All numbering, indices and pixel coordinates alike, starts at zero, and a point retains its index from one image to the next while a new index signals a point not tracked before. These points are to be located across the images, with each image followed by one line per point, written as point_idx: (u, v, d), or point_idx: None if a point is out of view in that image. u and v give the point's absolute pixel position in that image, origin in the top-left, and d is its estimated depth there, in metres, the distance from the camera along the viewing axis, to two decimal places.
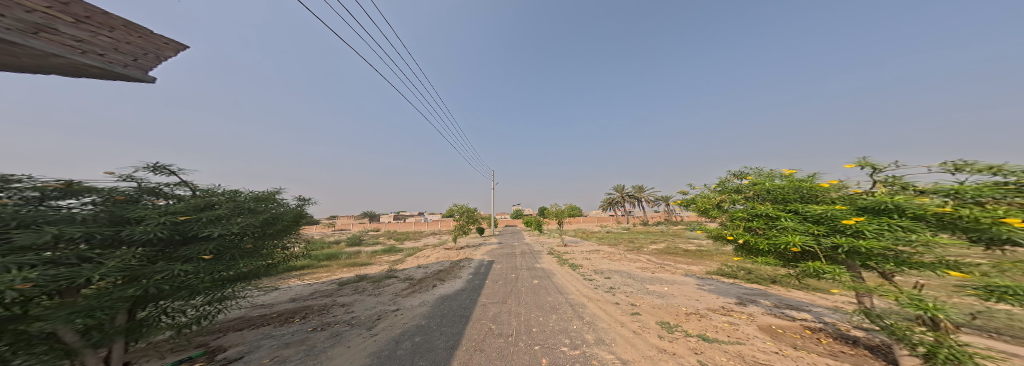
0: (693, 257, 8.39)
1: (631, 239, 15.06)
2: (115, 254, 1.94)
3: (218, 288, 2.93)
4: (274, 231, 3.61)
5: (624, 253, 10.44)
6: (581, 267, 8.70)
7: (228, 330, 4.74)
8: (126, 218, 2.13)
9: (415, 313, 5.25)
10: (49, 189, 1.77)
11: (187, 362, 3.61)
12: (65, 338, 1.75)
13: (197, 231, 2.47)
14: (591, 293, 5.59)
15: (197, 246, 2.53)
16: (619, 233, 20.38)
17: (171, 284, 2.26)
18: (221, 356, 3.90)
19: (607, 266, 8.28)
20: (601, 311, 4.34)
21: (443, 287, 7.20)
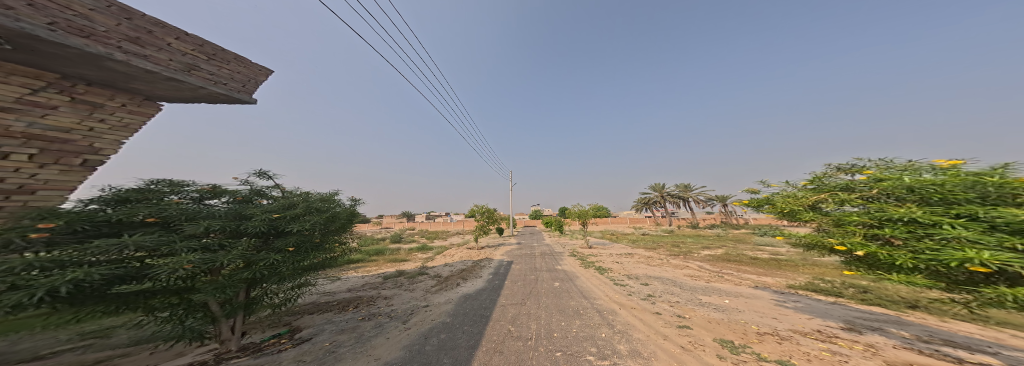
0: (767, 268, 7.14)
1: (672, 243, 13.59)
2: (239, 242, 2.68)
3: (298, 276, 3.51)
4: (336, 226, 4.15)
5: (667, 258, 9.49)
6: (612, 271, 8.19)
7: (304, 312, 5.60)
8: (243, 214, 2.87)
9: (440, 310, 5.52)
10: (201, 192, 2.76)
11: (275, 338, 4.39)
12: (213, 308, 2.93)
13: (285, 227, 3.09)
14: (623, 300, 5.21)
15: (286, 239, 3.16)
16: (657, 236, 18.59)
17: (269, 269, 2.88)
18: (297, 335, 4.59)
19: (645, 271, 7.62)
20: (637, 321, 4.00)
21: (464, 286, 7.43)
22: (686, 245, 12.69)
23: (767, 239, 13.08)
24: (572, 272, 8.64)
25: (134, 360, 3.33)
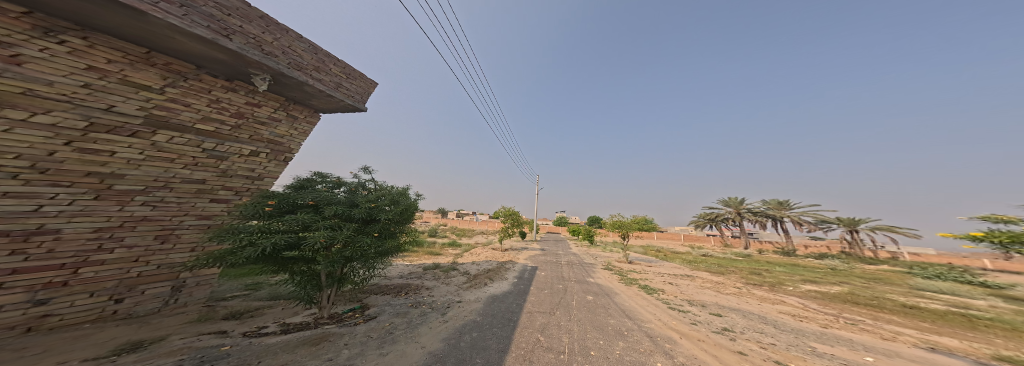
0: (946, 325, 5.02)
1: (751, 271, 11.18)
2: (347, 225, 3.54)
3: (374, 260, 4.23)
4: (406, 217, 4.75)
5: (742, 287, 7.87)
6: (659, 292, 7.26)
7: (371, 291, 6.53)
8: (353, 202, 3.89)
9: (471, 307, 5.69)
10: (333, 184, 3.99)
11: (352, 311, 5.23)
12: (321, 278, 3.79)
13: (376, 215, 3.92)
14: (685, 329, 4.55)
15: (374, 226, 3.97)
16: (725, 260, 15.47)
17: (361, 249, 3.63)
18: (367, 311, 5.38)
19: (714, 299, 6.56)
20: (709, 357, 3.41)
21: (492, 287, 7.48)
22: (772, 274, 10.35)
23: (930, 285, 9.41)
24: (606, 286, 8.01)
25: (273, 313, 4.42)
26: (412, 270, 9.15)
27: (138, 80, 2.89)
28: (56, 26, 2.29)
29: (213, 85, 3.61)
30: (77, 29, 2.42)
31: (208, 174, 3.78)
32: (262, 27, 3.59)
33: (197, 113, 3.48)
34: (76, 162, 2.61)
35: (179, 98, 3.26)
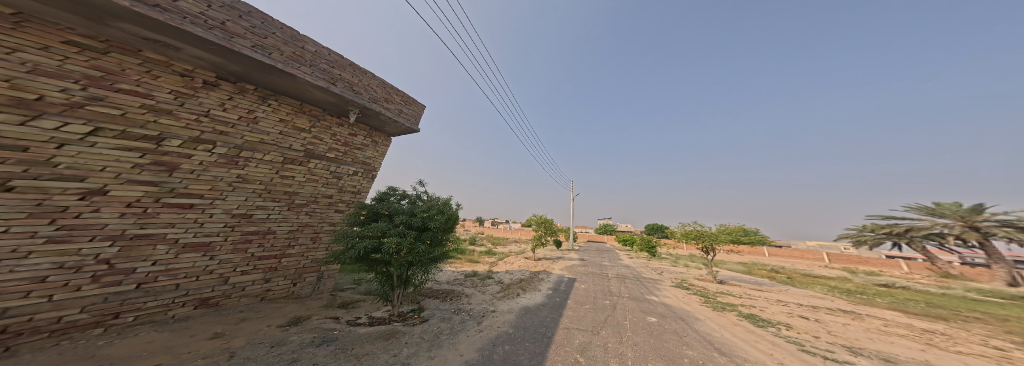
0: None
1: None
2: (408, 232, 5.24)
3: (427, 262, 5.76)
4: (451, 225, 6.10)
5: (1007, 349, 4.26)
6: (777, 326, 4.85)
7: (427, 294, 7.01)
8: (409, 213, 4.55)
9: (503, 319, 5.47)
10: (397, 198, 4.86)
11: (413, 312, 5.79)
12: None
13: (427, 223, 5.48)
14: None
15: (426, 233, 5.51)
16: (943, 299, 9.14)
17: None
18: (422, 313, 5.79)
19: (908, 353, 3.84)
20: None
21: (525, 298, 6.81)
22: None
23: None
24: (684, 309, 5.93)
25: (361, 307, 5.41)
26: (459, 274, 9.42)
27: (301, 126, 5.18)
28: (266, 94, 4.58)
29: (332, 122, 5.67)
30: (274, 95, 4.68)
31: (332, 191, 6.02)
32: (356, 74, 4.97)
33: (323, 143, 5.59)
34: (279, 184, 5.02)
35: (316, 134, 5.46)
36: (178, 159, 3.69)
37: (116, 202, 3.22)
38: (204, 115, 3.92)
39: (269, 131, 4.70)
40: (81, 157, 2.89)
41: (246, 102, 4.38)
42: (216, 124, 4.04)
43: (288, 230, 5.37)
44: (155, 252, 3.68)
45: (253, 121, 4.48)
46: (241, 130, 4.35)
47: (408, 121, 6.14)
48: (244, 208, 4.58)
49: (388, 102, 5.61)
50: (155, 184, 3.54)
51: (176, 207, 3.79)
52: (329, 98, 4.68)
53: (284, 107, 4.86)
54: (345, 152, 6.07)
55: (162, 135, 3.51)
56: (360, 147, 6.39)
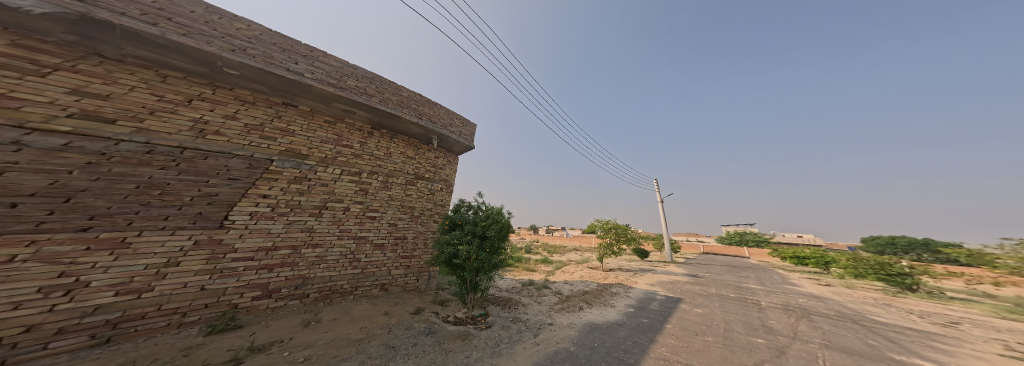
0: None
1: None
2: (474, 241, 5.24)
3: (491, 270, 5.57)
4: (507, 233, 5.76)
5: None
6: None
7: (496, 302, 6.74)
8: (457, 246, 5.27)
9: (564, 335, 5.39)
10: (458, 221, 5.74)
11: (484, 316, 5.73)
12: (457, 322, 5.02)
13: (485, 232, 5.35)
14: None
15: (487, 242, 5.36)
16: None
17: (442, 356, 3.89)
18: (488, 319, 5.56)
19: None
20: None
21: (590, 313, 6.95)
22: None
23: None
24: None
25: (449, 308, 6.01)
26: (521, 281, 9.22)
27: (410, 155, 6.89)
28: (396, 134, 6.63)
29: (428, 148, 7.42)
30: (400, 136, 6.71)
31: (429, 205, 7.23)
32: (430, 107, 6.70)
33: (422, 166, 7.15)
34: (407, 198, 6.68)
35: (419, 160, 7.13)
36: (367, 184, 5.84)
37: (351, 215, 5.51)
38: (374, 153, 6.09)
39: (398, 161, 6.55)
40: (338, 185, 5.34)
41: (388, 142, 6.46)
42: (378, 159, 6.13)
43: (414, 235, 6.76)
44: (367, 249, 5.78)
45: (389, 155, 6.36)
46: (388, 163, 6.33)
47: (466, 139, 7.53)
48: (393, 219, 6.31)
49: (452, 127, 7.17)
50: (362, 203, 5.73)
51: (366, 218, 5.76)
52: (420, 130, 6.35)
53: (400, 142, 6.66)
54: (434, 171, 7.48)
55: (361, 170, 5.77)
56: (441, 167, 7.78)
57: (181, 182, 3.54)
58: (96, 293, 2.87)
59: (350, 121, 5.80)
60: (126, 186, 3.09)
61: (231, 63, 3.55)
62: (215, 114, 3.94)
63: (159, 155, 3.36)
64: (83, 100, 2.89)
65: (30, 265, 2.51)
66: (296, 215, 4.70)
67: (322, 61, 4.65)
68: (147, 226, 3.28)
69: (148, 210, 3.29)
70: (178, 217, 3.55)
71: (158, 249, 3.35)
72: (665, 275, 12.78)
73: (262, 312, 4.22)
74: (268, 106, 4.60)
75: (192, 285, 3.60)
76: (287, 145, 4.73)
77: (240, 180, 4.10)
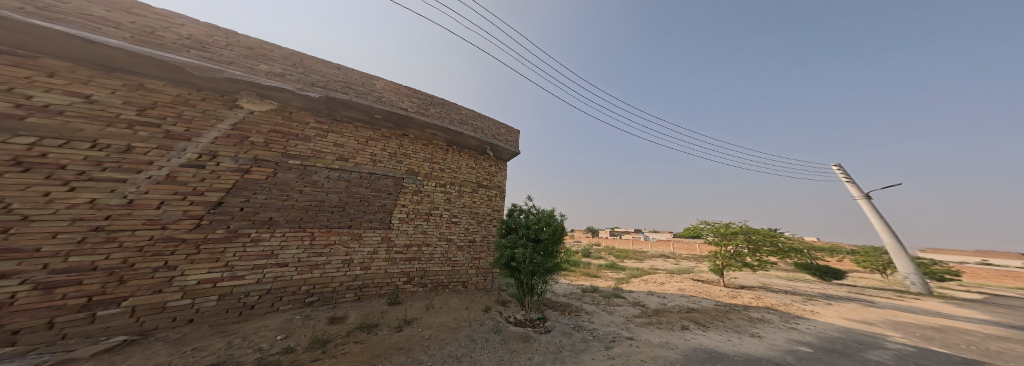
0: None
1: None
2: (529, 244, 4.87)
3: (548, 273, 5.20)
4: (561, 237, 5.36)
5: None
6: None
7: (556, 306, 6.09)
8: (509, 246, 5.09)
9: (653, 354, 4.08)
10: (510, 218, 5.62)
11: (538, 320, 5.02)
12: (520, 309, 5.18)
13: (538, 235, 5.04)
14: None
15: (541, 245, 5.01)
16: None
17: (510, 332, 4.09)
18: (546, 325, 4.99)
19: None
20: None
21: (700, 335, 4.97)
22: None
23: None
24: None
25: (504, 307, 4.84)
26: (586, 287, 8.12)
27: (472, 165, 5.81)
28: (461, 146, 5.74)
29: (489, 160, 6.21)
30: (467, 149, 5.81)
31: (490, 211, 5.87)
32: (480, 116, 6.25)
33: (484, 177, 6.03)
34: (475, 213, 5.53)
35: (482, 170, 5.97)
36: (447, 195, 5.16)
37: (441, 226, 4.92)
38: (444, 163, 5.36)
39: (463, 172, 5.58)
40: (432, 195, 4.98)
41: (455, 157, 5.57)
42: (447, 172, 5.32)
43: (484, 241, 5.57)
44: (456, 257, 5.06)
45: (459, 167, 5.49)
46: (456, 173, 5.47)
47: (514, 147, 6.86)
48: (468, 234, 5.28)
49: (503, 137, 6.42)
50: (448, 215, 5.10)
51: (449, 224, 5.06)
52: (475, 144, 5.72)
53: (464, 155, 5.72)
54: (494, 178, 6.13)
55: (443, 182, 5.20)
56: (495, 174, 6.28)
57: (375, 196, 4.29)
58: (363, 266, 4.04)
59: (422, 139, 5.19)
60: (357, 196, 4.17)
61: (348, 101, 4.10)
62: (372, 139, 4.61)
63: (368, 175, 4.36)
64: (338, 139, 4.31)
65: (336, 246, 3.82)
66: (416, 220, 4.63)
67: (409, 95, 5.14)
68: (371, 227, 4.19)
69: (365, 216, 4.16)
70: (379, 223, 4.29)
71: (371, 241, 4.14)
72: (901, 315, 6.67)
73: (440, 292, 4.74)
74: (378, 127, 4.73)
75: (384, 268, 4.20)
76: (409, 165, 4.86)
77: (395, 193, 4.54)
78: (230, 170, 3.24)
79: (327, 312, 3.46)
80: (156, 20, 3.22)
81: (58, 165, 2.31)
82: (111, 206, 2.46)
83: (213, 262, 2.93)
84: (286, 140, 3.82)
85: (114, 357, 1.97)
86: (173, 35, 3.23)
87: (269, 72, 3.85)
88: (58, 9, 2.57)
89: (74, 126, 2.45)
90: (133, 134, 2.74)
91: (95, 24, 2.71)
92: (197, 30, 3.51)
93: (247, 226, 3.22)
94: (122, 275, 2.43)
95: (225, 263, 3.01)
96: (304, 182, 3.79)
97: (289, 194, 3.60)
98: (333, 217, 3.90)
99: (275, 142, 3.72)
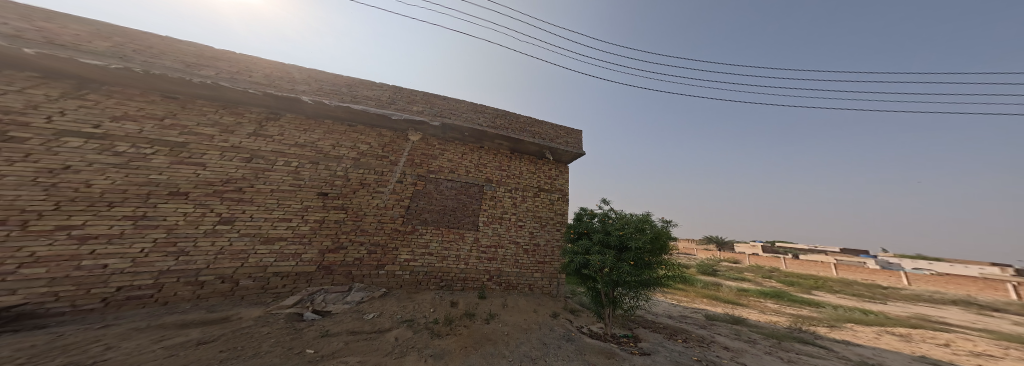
0: None
1: None
2: (608, 251, 4.59)
3: (637, 287, 4.65)
4: (657, 246, 4.59)
5: None
6: None
7: (654, 328, 5.51)
8: (584, 250, 4.94)
9: None
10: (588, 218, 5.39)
11: (624, 339, 4.67)
12: (595, 327, 4.88)
13: (626, 243, 4.56)
14: None
15: (628, 253, 4.55)
16: None
17: (581, 345, 4.05)
18: (640, 344, 4.55)
19: None
20: None
21: None
22: None
23: None
24: None
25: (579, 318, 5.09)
26: (728, 326, 5.67)
27: (532, 170, 6.28)
28: (522, 154, 6.31)
29: (547, 168, 6.46)
30: (527, 157, 6.32)
31: (552, 215, 6.13)
32: (540, 123, 6.46)
33: (545, 181, 6.38)
34: (534, 216, 5.91)
35: (540, 174, 6.33)
36: (515, 198, 5.86)
37: (509, 225, 5.63)
38: (506, 174, 5.99)
39: (523, 177, 6.11)
40: (502, 199, 5.74)
41: (516, 165, 6.16)
42: (509, 182, 5.93)
43: (546, 243, 5.89)
44: (521, 257, 5.60)
45: (521, 173, 6.08)
46: (518, 182, 6.03)
47: (577, 147, 6.58)
48: (534, 234, 5.78)
49: (562, 139, 6.44)
50: (514, 220, 5.70)
51: (516, 227, 5.70)
52: (534, 150, 6.06)
53: (525, 161, 6.27)
54: (555, 182, 6.42)
55: (511, 187, 5.91)
56: (555, 178, 6.58)
57: (469, 204, 5.52)
58: (478, 257, 5.25)
59: (491, 151, 6.07)
60: (463, 199, 5.54)
61: (458, 126, 5.43)
62: (461, 155, 5.83)
63: (463, 184, 5.65)
64: (450, 154, 5.81)
65: (463, 242, 5.24)
66: (493, 224, 5.48)
67: (484, 111, 5.95)
68: (472, 221, 5.45)
69: (467, 217, 5.43)
70: (473, 229, 5.40)
71: (468, 240, 5.26)
72: None
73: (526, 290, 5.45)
74: (461, 148, 5.89)
75: (475, 265, 5.20)
76: (486, 174, 5.84)
77: (482, 194, 5.67)
78: (408, 182, 5.41)
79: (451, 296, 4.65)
80: (377, 90, 5.69)
81: (370, 183, 5.20)
82: (377, 207, 5.08)
83: (407, 249, 4.96)
84: (430, 158, 5.70)
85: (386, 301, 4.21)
86: (384, 97, 5.64)
87: (418, 111, 5.66)
88: (361, 97, 5.43)
89: (370, 161, 5.34)
90: (383, 162, 5.42)
91: (366, 100, 5.39)
92: (390, 91, 5.78)
93: (418, 224, 5.18)
94: (385, 251, 4.87)
95: (413, 249, 4.98)
96: (437, 189, 5.51)
97: (431, 200, 5.39)
98: (456, 217, 5.38)
99: (424, 161, 5.65)
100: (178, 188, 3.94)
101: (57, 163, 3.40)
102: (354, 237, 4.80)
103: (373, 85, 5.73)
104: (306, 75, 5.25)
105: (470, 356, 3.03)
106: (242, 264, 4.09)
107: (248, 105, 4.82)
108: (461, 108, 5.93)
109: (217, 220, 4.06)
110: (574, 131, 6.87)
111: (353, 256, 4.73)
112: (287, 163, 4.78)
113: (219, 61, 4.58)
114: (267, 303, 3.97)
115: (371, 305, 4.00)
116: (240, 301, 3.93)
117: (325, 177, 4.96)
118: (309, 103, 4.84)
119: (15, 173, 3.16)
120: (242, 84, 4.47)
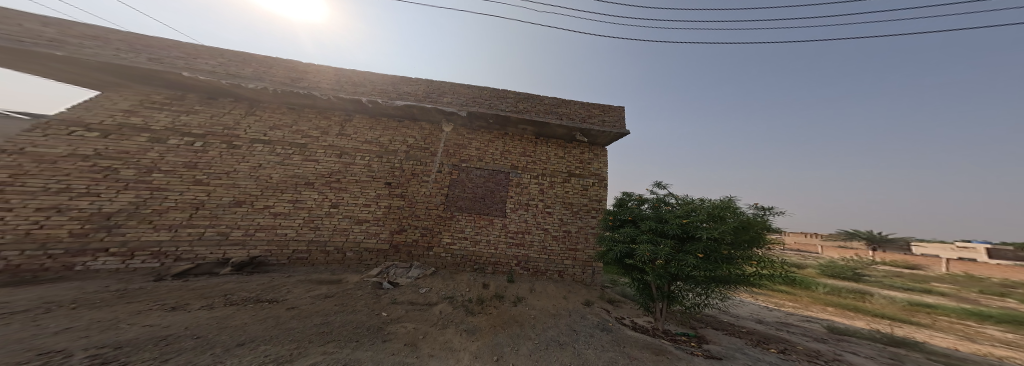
0: None
1: None
2: (662, 241, 3.85)
3: (704, 284, 3.81)
4: (740, 237, 3.55)
5: None
6: None
7: (728, 331, 4.72)
8: (629, 237, 4.29)
9: None
10: (636, 202, 4.59)
11: (684, 337, 4.12)
12: (639, 321, 4.43)
13: (693, 233, 3.66)
14: None
15: (694, 244, 3.68)
16: None
17: (618, 336, 3.77)
18: (705, 345, 3.93)
19: None
20: None
21: None
22: None
23: None
24: None
25: (622, 310, 4.78)
26: (863, 354, 4.01)
27: (562, 154, 5.82)
28: (548, 139, 5.86)
29: (576, 154, 5.87)
30: (552, 141, 5.87)
31: (586, 201, 5.63)
32: (570, 101, 5.73)
33: (577, 165, 5.82)
34: (563, 203, 5.56)
35: (569, 159, 5.80)
36: (542, 185, 5.61)
37: (536, 212, 5.51)
38: (530, 162, 5.73)
39: (551, 163, 5.73)
40: (527, 185, 5.59)
41: (541, 152, 5.80)
42: (534, 170, 5.67)
43: (577, 230, 5.53)
44: (550, 243, 5.46)
45: (549, 158, 5.72)
46: (546, 169, 5.69)
47: (618, 123, 5.57)
48: (566, 221, 5.52)
49: (596, 117, 5.57)
50: (541, 207, 5.53)
51: (544, 214, 5.52)
52: (563, 132, 5.49)
53: (552, 145, 5.84)
54: (589, 166, 5.79)
55: (538, 173, 5.66)
56: (589, 162, 5.91)
57: (496, 192, 5.60)
58: (509, 242, 5.43)
59: (516, 138, 5.86)
60: (491, 188, 5.63)
61: (484, 114, 5.26)
62: (487, 145, 5.84)
63: (489, 174, 5.70)
64: (477, 143, 5.87)
65: (493, 229, 5.47)
66: (519, 210, 5.46)
67: (507, 96, 5.62)
68: (502, 207, 5.53)
69: (496, 206, 5.55)
70: (500, 217, 5.51)
71: (495, 228, 5.47)
72: None
73: (557, 278, 5.36)
74: (483, 138, 5.89)
75: (504, 251, 5.41)
76: (512, 161, 5.74)
77: (507, 182, 5.64)
78: (443, 173, 5.78)
79: (483, 278, 5.06)
80: (414, 85, 5.99)
81: (415, 175, 5.82)
82: (421, 197, 5.73)
83: (449, 234, 5.53)
84: (461, 148, 5.87)
85: (432, 278, 4.97)
86: (419, 90, 5.89)
87: (447, 101, 5.68)
88: (404, 91, 5.84)
89: (414, 155, 5.92)
90: (426, 153, 5.92)
91: (405, 96, 5.77)
92: (423, 85, 5.98)
93: (455, 211, 5.63)
94: (432, 235, 5.58)
95: (451, 235, 5.53)
96: (467, 179, 5.73)
97: (462, 191, 5.68)
98: (488, 204, 5.56)
99: (457, 151, 5.88)
100: (301, 186, 5.54)
101: (257, 163, 5.48)
102: (407, 223, 5.65)
103: (411, 81, 6.06)
104: (360, 79, 5.97)
105: (498, 334, 3.29)
106: (346, 240, 5.52)
107: (334, 110, 6.08)
108: (488, 94, 5.72)
109: (329, 208, 5.53)
110: (614, 107, 5.79)
111: (410, 239, 5.63)
112: (360, 158, 5.85)
113: (309, 74, 5.74)
114: (357, 271, 5.31)
115: (424, 281, 4.83)
116: (349, 266, 5.42)
117: (387, 169, 5.84)
118: (363, 104, 5.57)
119: (243, 170, 5.36)
120: (321, 94, 5.48)
